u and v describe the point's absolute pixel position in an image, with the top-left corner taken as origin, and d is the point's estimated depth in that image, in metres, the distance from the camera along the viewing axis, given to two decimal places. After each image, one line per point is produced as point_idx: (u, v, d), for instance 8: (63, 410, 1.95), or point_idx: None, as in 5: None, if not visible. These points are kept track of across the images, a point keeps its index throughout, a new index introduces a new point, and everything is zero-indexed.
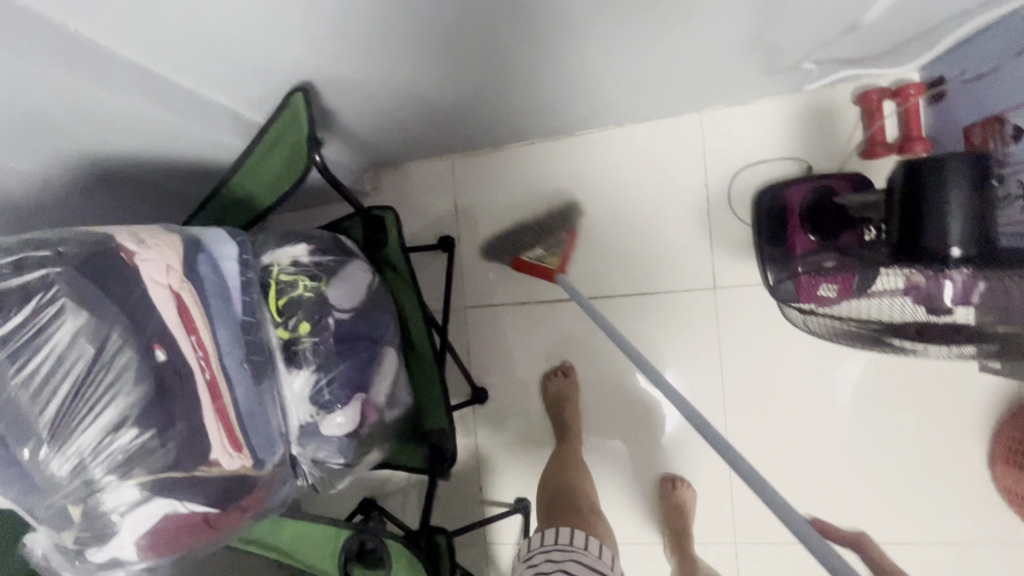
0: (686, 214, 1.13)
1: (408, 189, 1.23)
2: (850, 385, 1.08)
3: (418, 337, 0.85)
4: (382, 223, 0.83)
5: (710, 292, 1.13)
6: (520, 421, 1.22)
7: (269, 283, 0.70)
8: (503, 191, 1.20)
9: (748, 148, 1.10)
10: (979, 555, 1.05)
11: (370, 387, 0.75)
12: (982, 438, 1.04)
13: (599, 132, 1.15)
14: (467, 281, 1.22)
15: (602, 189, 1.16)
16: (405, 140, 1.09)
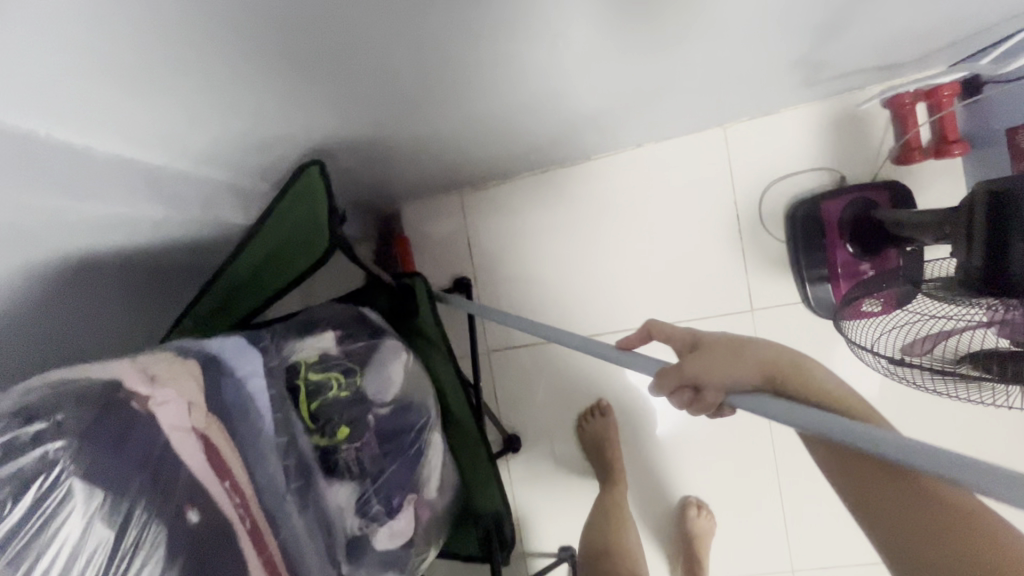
0: (717, 235, 1.06)
1: (415, 229, 1.13)
2: (901, 401, 1.04)
3: (459, 412, 0.77)
4: (410, 293, 0.74)
5: (748, 315, 1.07)
6: (557, 466, 1.15)
7: (297, 385, 0.61)
8: (518, 225, 1.11)
9: (776, 160, 1.04)
10: None
11: (419, 484, 0.67)
12: None
13: (617, 154, 1.08)
14: (487, 324, 1.14)
15: (624, 214, 1.09)
16: (412, 180, 0.99)
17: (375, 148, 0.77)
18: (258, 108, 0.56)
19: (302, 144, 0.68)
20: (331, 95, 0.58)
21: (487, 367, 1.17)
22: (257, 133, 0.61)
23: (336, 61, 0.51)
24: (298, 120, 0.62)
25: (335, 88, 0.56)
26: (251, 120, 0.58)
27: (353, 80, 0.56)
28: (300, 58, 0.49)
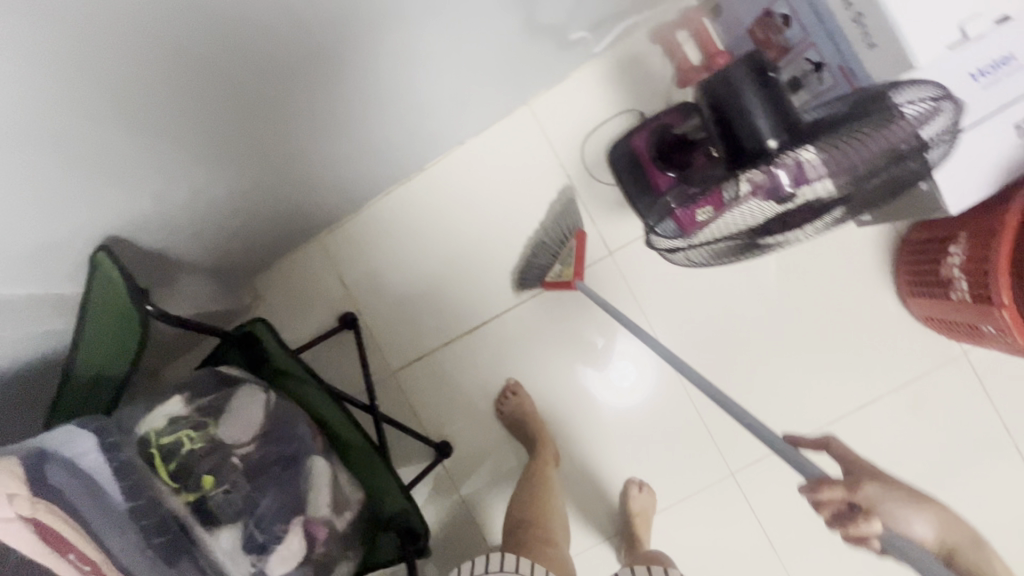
0: (556, 198, 1.15)
1: (287, 285, 1.16)
2: (762, 288, 1.13)
3: (341, 430, 0.81)
4: (256, 339, 0.78)
5: (609, 259, 1.15)
6: (495, 458, 1.18)
7: (150, 452, 0.64)
8: (380, 249, 1.16)
9: (583, 116, 1.14)
10: (931, 384, 1.12)
11: (306, 505, 0.69)
12: (888, 283, 1.11)
13: (446, 157, 1.15)
14: (384, 349, 1.17)
15: (471, 206, 1.16)
16: (260, 239, 1.04)
17: (214, 201, 0.84)
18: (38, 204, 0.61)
19: (124, 217, 0.73)
20: (161, 151, 0.67)
21: (398, 390, 1.17)
22: (84, 208, 0.67)
23: (133, 116, 0.60)
24: (127, 187, 0.69)
25: (141, 144, 0.64)
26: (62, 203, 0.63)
27: (164, 132, 0.64)
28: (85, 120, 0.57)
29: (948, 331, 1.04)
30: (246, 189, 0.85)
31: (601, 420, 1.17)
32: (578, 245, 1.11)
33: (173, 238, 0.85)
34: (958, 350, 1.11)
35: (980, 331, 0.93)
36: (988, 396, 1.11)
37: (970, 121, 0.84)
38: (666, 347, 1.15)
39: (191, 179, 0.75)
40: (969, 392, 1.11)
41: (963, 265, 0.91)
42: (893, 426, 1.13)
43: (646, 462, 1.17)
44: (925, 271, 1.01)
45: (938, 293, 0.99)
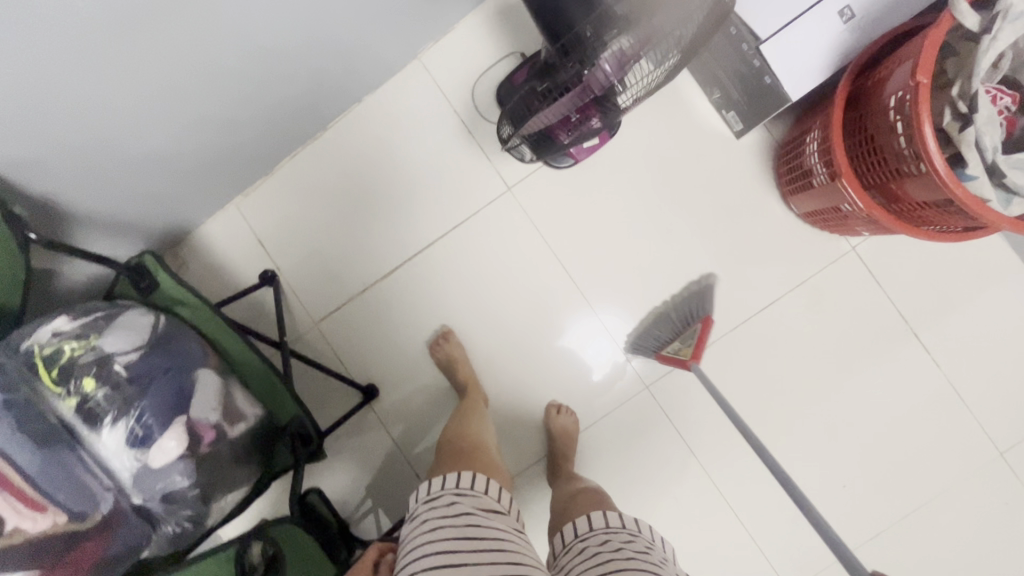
0: (453, 142, 1.22)
1: (209, 251, 1.23)
2: (655, 207, 1.20)
3: (235, 352, 0.87)
4: (145, 269, 0.84)
5: (508, 194, 1.21)
6: (420, 396, 1.23)
7: (33, 361, 0.70)
8: (294, 209, 1.23)
9: (469, 65, 1.21)
10: (824, 280, 1.17)
11: (188, 407, 0.74)
12: (771, 188, 1.17)
13: (348, 116, 1.22)
14: (305, 303, 1.23)
15: (374, 159, 1.22)
16: (173, 204, 1.11)
17: (153, 155, 0.96)
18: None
19: (63, 160, 0.85)
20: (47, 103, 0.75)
21: (323, 340, 1.23)
22: (23, 143, 0.78)
23: (89, 65, 0.74)
24: (80, 128, 0.82)
25: (96, 91, 0.78)
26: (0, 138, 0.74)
27: (89, 81, 0.76)
28: (49, 66, 0.70)
29: (826, 223, 1.10)
30: (177, 144, 0.97)
31: (518, 349, 1.22)
32: (703, 330, 1.08)
33: (110, 190, 0.96)
34: (846, 245, 1.17)
35: (842, 212, 0.99)
36: (880, 286, 1.16)
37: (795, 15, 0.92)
38: (572, 272, 1.21)
39: (136, 127, 0.88)
40: (862, 284, 1.17)
41: (820, 151, 0.96)
42: (794, 324, 1.18)
43: (566, 386, 1.21)
44: (794, 167, 1.07)
45: (805, 185, 1.05)
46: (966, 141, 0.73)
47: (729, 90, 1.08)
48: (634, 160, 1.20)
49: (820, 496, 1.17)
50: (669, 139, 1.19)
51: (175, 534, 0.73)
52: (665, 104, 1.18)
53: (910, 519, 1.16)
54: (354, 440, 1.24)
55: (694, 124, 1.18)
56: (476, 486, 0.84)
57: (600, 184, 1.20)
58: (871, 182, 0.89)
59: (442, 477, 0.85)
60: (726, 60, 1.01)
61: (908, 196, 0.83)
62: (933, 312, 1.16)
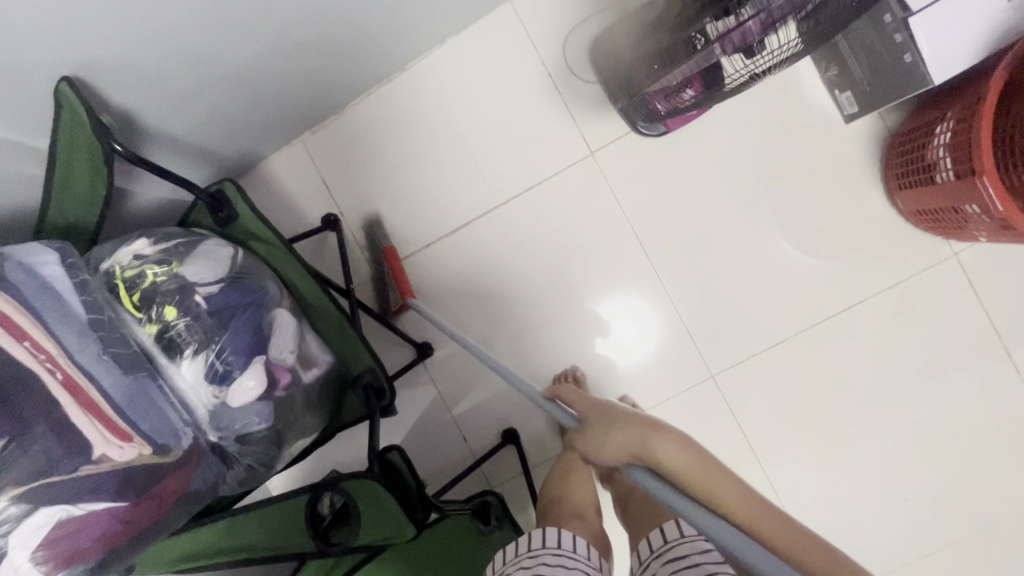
0: (537, 97, 1.14)
1: (271, 188, 1.18)
2: (746, 188, 1.12)
3: (309, 294, 0.83)
4: (224, 198, 0.79)
5: (590, 159, 1.14)
6: (475, 360, 1.19)
7: (114, 282, 0.66)
8: (363, 152, 1.17)
9: (564, 13, 1.12)
10: (918, 285, 1.10)
11: (268, 347, 0.71)
12: (876, 180, 1.09)
13: (428, 58, 1.15)
14: (367, 252, 1.18)
15: (452, 107, 1.15)
16: (243, 133, 1.05)
17: (249, 73, 0.91)
18: (71, 3, 0.64)
19: (162, 59, 0.79)
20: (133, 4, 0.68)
21: (380, 292, 1.19)
22: (127, 33, 0.72)
23: None
24: (177, 33, 0.76)
25: None
26: (98, 25, 0.68)
27: None
28: None
29: (935, 225, 1.02)
30: (275, 61, 0.91)
31: (581, 322, 1.16)
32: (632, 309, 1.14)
33: (197, 104, 0.90)
34: (949, 250, 1.09)
35: (964, 214, 0.91)
36: (978, 298, 1.09)
37: None
38: (648, 248, 1.14)
39: (225, 43, 0.83)
40: (959, 293, 1.09)
41: (954, 145, 0.88)
42: (878, 328, 1.11)
43: (627, 366, 1.16)
44: (910, 160, 0.99)
45: (923, 180, 0.96)
46: None
47: (853, 67, 0.99)
48: (731, 135, 1.11)
49: (879, 506, 1.13)
50: (771, 117, 1.10)
51: (246, 475, 0.71)
52: (772, 78, 1.09)
53: (971, 540, 1.12)
54: (405, 396, 1.21)
55: (801, 102, 1.09)
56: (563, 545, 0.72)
57: (689, 157, 1.12)
58: (1012, 183, 0.81)
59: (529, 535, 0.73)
60: (859, 33, 0.92)
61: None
62: None
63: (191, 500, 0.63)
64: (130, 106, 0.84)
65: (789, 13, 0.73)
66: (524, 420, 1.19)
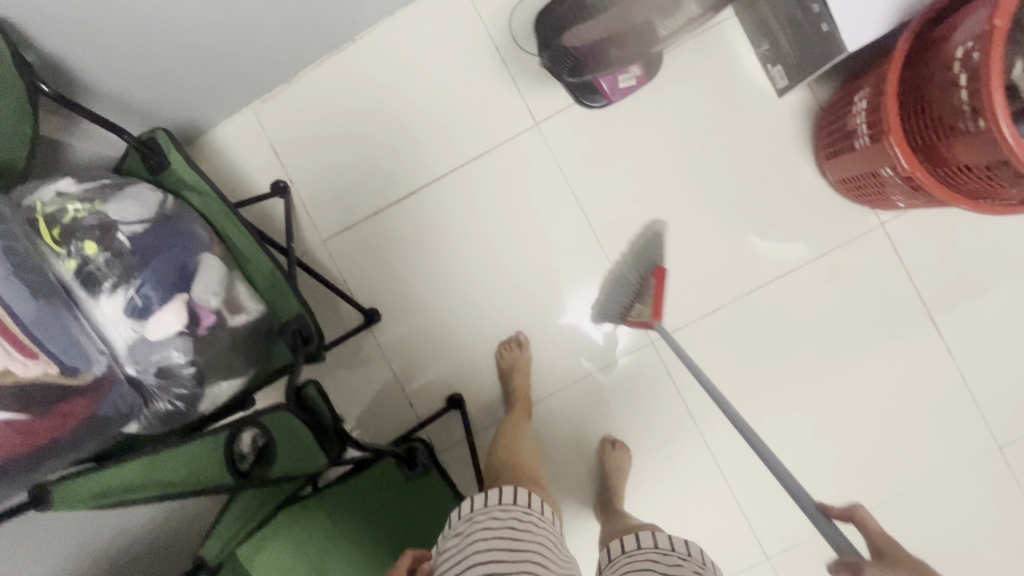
0: (484, 67, 1.17)
1: (222, 155, 1.20)
2: (685, 160, 1.16)
3: (241, 244, 0.84)
4: (155, 145, 0.81)
5: (535, 129, 1.17)
6: (422, 326, 1.21)
7: (34, 217, 0.68)
8: (313, 120, 1.19)
9: None
10: (847, 253, 1.14)
11: (191, 286, 0.72)
12: (807, 151, 1.13)
13: (377, 28, 1.17)
14: (316, 218, 1.20)
15: (401, 76, 1.18)
16: (191, 95, 1.07)
17: (192, 31, 0.92)
18: None
19: (95, 8, 0.80)
20: None
21: (328, 258, 1.21)
22: None
23: None
24: None
25: None
26: None
27: None
28: None
29: (859, 192, 1.06)
30: (221, 18, 0.93)
31: (526, 289, 1.19)
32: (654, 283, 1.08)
33: (140, 57, 0.92)
34: (875, 220, 1.13)
35: (880, 177, 0.96)
36: (903, 266, 1.13)
37: None
38: (590, 217, 1.18)
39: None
40: (886, 261, 1.14)
41: (868, 111, 0.92)
42: (810, 295, 1.15)
43: (571, 332, 1.19)
44: (835, 128, 1.04)
45: (845, 147, 1.01)
46: None
47: (781, 40, 1.03)
48: (670, 107, 1.15)
49: (811, 469, 1.17)
50: (708, 90, 1.14)
51: (168, 412, 0.72)
52: (708, 52, 1.13)
53: (898, 500, 1.16)
54: (353, 362, 1.22)
55: (737, 76, 1.14)
56: (519, 501, 0.78)
57: (630, 129, 1.16)
58: (915, 144, 0.85)
59: (487, 492, 0.79)
60: None
61: (951, 158, 0.80)
62: (956, 295, 1.12)
63: (102, 426, 0.66)
64: (66, 51, 0.85)
65: None
66: (469, 385, 1.21)
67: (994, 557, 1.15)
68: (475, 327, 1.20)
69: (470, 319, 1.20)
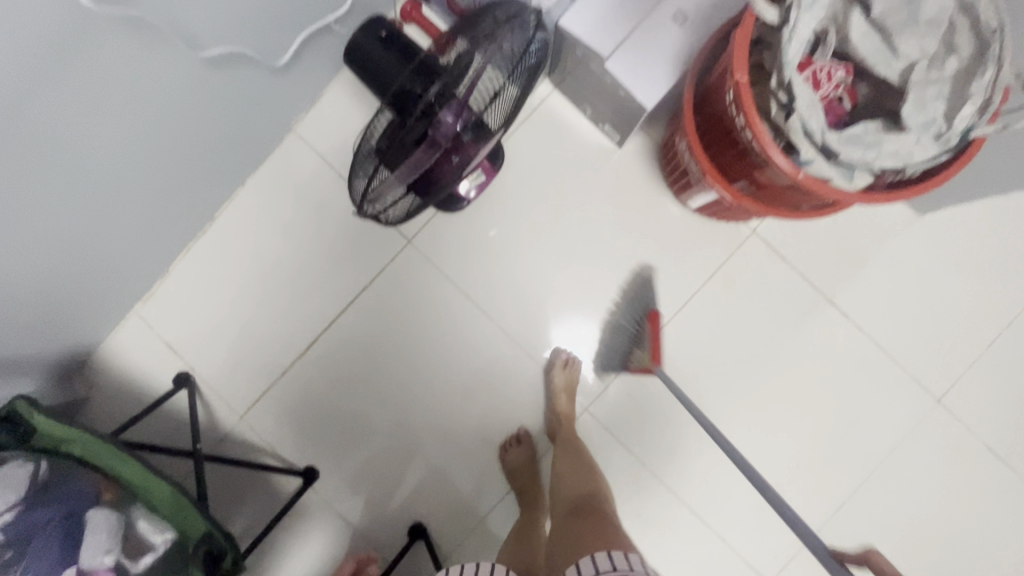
0: (344, 208, 1.21)
1: (116, 367, 1.20)
2: (557, 229, 1.20)
3: (134, 476, 0.79)
4: (18, 415, 0.78)
5: (409, 246, 1.20)
6: (365, 468, 1.20)
7: None
8: (197, 305, 1.20)
9: (345, 131, 1.21)
10: (735, 267, 1.18)
11: (78, 555, 0.77)
12: (661, 186, 1.19)
13: (231, 205, 1.21)
14: (227, 397, 1.19)
15: (269, 239, 1.21)
16: (65, 329, 1.07)
17: (42, 286, 0.92)
18: None
19: None
20: None
21: (252, 432, 1.19)
22: None
23: None
24: None
25: None
26: None
27: None
28: None
29: (714, 214, 1.12)
30: (69, 264, 0.94)
31: (452, 398, 1.20)
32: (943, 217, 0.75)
33: (12, 322, 0.92)
34: (747, 229, 1.18)
35: (723, 205, 1.01)
36: (788, 263, 1.18)
37: (635, 27, 0.94)
38: (488, 311, 1.20)
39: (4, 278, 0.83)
40: (771, 262, 1.18)
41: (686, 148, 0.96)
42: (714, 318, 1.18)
43: (509, 424, 1.20)
44: (671, 165, 1.10)
45: (684, 182, 1.07)
46: (795, 132, 0.71)
47: (600, 104, 1.10)
48: (525, 184, 1.20)
49: (778, 480, 1.17)
50: (555, 159, 1.19)
51: None
52: (542, 128, 1.19)
53: (868, 479, 1.17)
54: (308, 528, 1.19)
55: (573, 141, 1.19)
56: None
57: (497, 220, 1.20)
58: (733, 175, 0.90)
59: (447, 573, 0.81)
60: (575, 55, 1.02)
61: (765, 180, 0.84)
62: (842, 276, 1.17)
63: None
64: None
65: (491, 58, 0.80)
66: (429, 510, 1.20)
67: (975, 503, 1.16)
68: (415, 451, 1.20)
69: (408, 445, 1.20)
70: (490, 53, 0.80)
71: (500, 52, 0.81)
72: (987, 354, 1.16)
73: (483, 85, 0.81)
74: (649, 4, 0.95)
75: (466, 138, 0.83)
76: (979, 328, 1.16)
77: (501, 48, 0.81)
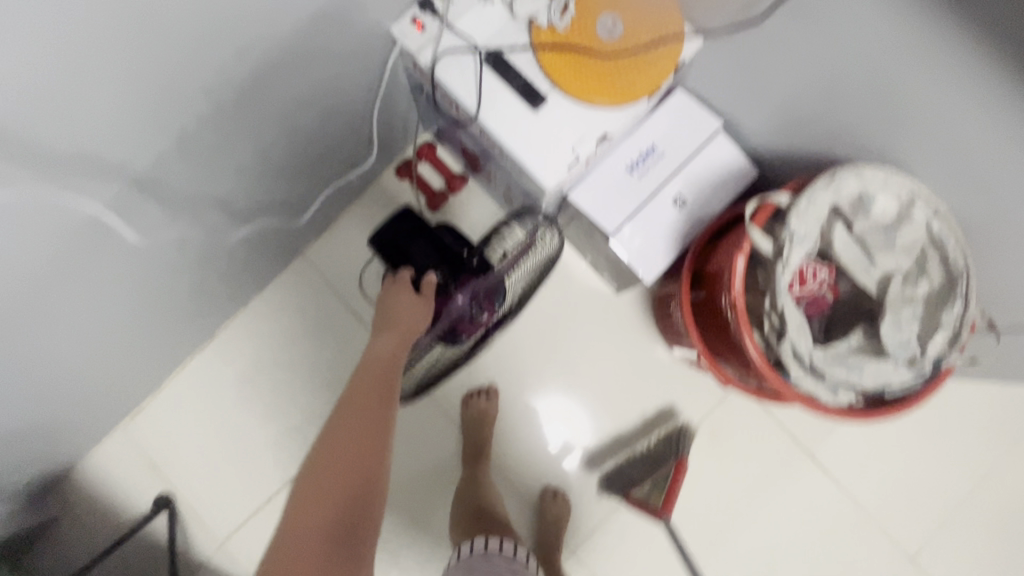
0: (346, 333, 1.24)
1: (96, 486, 1.17)
2: (552, 367, 1.24)
3: None
4: None
5: None
6: None
7: None
8: (187, 424, 1.19)
9: (353, 259, 1.25)
10: (721, 415, 1.23)
11: None
12: (655, 335, 1.24)
13: (233, 323, 1.23)
14: (209, 522, 1.17)
15: (268, 360, 1.22)
16: (47, 454, 1.04)
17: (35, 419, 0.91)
18: None
19: None
20: None
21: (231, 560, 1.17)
22: None
23: None
24: None
25: None
26: None
27: None
28: None
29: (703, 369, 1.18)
30: (61, 397, 0.93)
31: (438, 532, 1.20)
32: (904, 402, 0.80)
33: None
34: None
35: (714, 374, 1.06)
36: (771, 414, 1.23)
37: (637, 207, 1.01)
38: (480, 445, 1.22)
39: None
40: (754, 412, 1.23)
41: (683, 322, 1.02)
42: (699, 465, 1.22)
43: None
44: (665, 322, 1.16)
45: (677, 342, 1.13)
46: (787, 354, 0.76)
47: (600, 259, 1.16)
48: (525, 323, 1.24)
49: None
50: (554, 300, 1.25)
51: None
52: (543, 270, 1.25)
53: None
54: None
55: (573, 284, 1.25)
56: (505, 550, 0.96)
57: (494, 355, 1.24)
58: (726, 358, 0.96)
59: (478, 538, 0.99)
60: (579, 219, 1.08)
61: (754, 375, 0.90)
62: (822, 430, 1.22)
63: None
64: None
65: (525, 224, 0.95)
66: None
67: None
68: None
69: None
70: (524, 229, 0.97)
71: (532, 221, 0.95)
72: (955, 514, 1.21)
73: (512, 246, 0.97)
74: (652, 186, 1.01)
75: (487, 304, 0.99)
76: (948, 488, 1.22)
77: (532, 218, 0.96)
